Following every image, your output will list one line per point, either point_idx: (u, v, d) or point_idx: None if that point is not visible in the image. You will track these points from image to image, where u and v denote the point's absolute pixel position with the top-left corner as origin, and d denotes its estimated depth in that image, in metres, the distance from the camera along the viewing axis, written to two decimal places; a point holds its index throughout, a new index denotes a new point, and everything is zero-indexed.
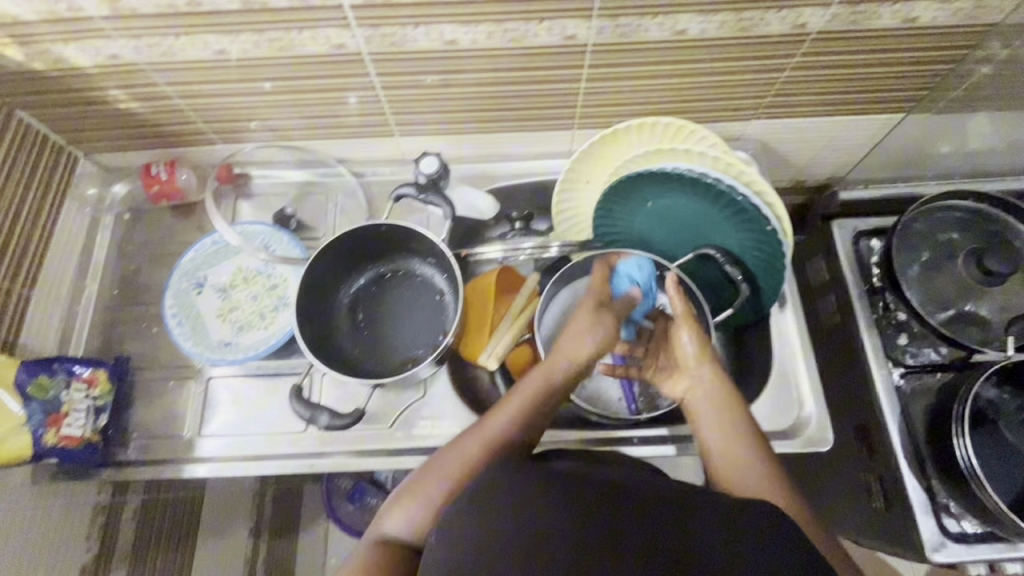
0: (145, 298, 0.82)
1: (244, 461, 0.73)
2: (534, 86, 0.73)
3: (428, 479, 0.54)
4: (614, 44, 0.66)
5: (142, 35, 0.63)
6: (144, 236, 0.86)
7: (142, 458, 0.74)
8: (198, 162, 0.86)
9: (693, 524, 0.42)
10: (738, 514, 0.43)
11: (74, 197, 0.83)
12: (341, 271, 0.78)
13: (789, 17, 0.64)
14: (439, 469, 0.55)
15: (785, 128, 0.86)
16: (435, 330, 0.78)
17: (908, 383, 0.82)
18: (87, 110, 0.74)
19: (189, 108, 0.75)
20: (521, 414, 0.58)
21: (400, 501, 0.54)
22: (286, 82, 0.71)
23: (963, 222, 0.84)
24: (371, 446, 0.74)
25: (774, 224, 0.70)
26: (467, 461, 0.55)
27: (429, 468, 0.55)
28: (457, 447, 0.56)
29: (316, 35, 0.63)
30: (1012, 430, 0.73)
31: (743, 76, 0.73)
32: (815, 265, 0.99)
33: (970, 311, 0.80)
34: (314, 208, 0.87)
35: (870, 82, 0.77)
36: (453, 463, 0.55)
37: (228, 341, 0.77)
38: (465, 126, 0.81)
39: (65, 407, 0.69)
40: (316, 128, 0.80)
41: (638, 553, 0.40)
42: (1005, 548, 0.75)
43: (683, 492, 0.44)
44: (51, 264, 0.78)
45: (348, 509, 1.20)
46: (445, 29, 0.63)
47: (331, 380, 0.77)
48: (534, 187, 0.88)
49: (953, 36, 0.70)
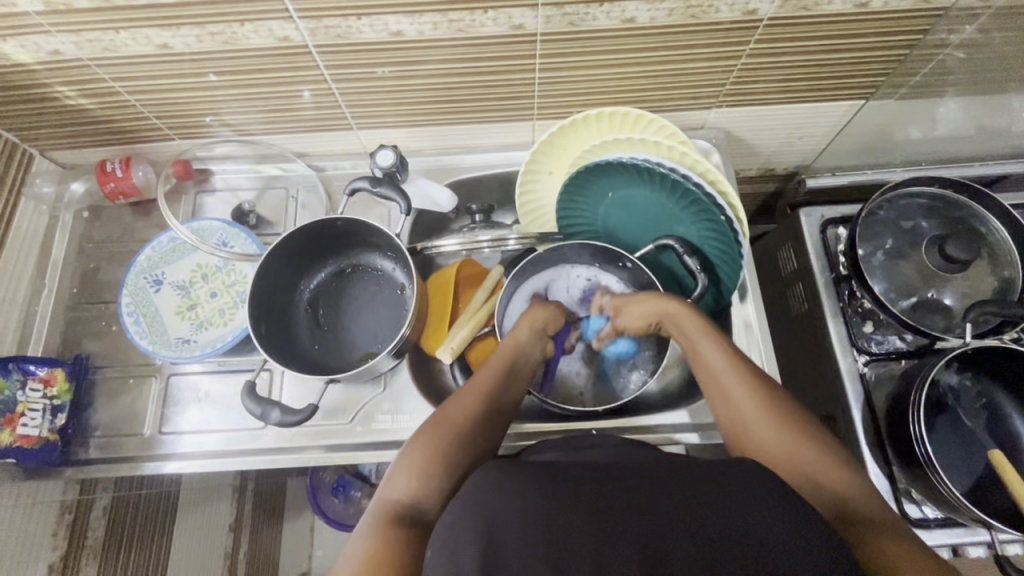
0: (105, 296, 0.82)
1: (203, 457, 0.73)
2: (488, 77, 0.73)
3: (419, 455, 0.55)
4: (564, 33, 0.65)
5: (81, 30, 0.62)
6: (104, 234, 0.85)
7: (101, 457, 0.74)
8: (155, 157, 0.86)
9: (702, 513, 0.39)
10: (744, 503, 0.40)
11: (30, 196, 0.82)
12: (300, 266, 0.78)
13: (739, 3, 0.63)
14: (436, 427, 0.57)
15: (748, 115, 0.85)
16: (394, 325, 0.77)
17: (872, 371, 0.81)
18: (36, 107, 0.73)
19: (141, 103, 0.74)
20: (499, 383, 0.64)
21: (398, 469, 0.54)
22: (235, 76, 0.70)
23: (927, 209, 0.83)
24: (328, 440, 0.74)
25: (729, 214, 0.69)
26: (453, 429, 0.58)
27: (424, 431, 0.57)
28: (453, 405, 0.60)
29: (258, 28, 0.62)
30: (971, 416, 0.74)
31: (700, 64, 0.73)
32: (784, 254, 0.98)
33: (932, 298, 0.79)
34: (276, 203, 0.86)
35: (831, 67, 0.76)
36: (451, 417, 0.58)
37: (186, 338, 0.77)
38: (424, 119, 0.81)
39: (21, 407, 0.69)
40: (273, 123, 0.80)
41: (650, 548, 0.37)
42: (966, 532, 0.74)
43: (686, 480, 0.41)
44: (7, 264, 0.78)
45: (333, 502, 1.21)
46: (390, 20, 0.62)
47: (290, 376, 0.77)
48: (497, 179, 0.87)
49: (909, 19, 0.69)
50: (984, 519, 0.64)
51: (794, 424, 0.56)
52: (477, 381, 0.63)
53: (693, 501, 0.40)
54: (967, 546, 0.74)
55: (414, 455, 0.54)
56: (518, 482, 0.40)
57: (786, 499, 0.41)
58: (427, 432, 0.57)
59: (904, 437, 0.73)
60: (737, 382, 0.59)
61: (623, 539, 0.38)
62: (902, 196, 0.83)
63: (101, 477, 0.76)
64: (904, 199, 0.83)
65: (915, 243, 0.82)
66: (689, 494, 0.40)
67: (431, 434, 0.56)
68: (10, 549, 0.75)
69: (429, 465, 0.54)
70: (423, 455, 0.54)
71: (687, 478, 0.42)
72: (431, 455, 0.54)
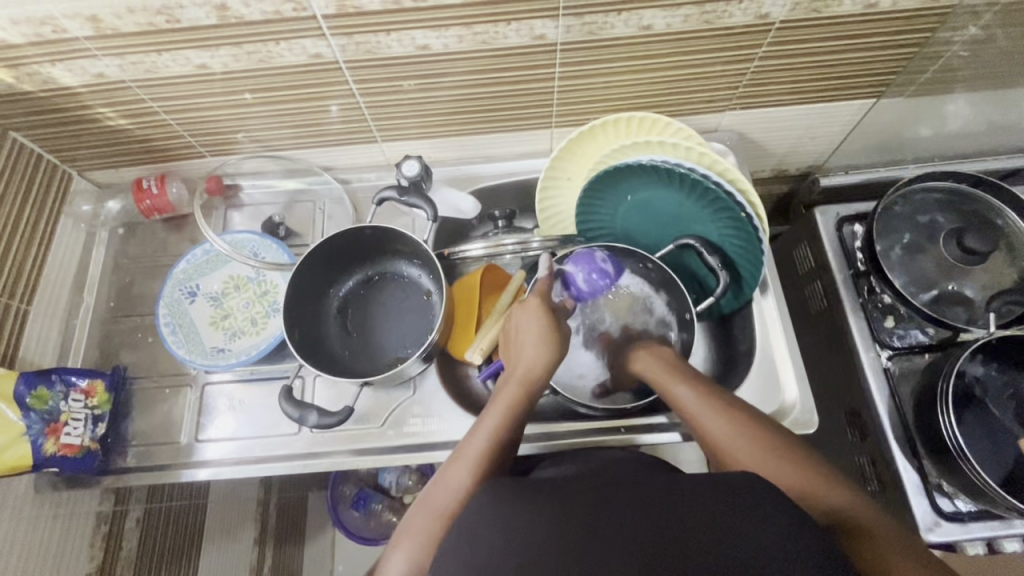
0: (140, 309, 0.84)
1: (239, 465, 0.74)
2: (509, 87, 0.75)
3: (427, 507, 0.54)
4: (583, 42, 0.68)
5: (126, 53, 0.65)
6: (138, 249, 0.88)
7: (139, 466, 0.75)
8: (187, 174, 0.89)
9: (704, 522, 0.43)
10: (742, 505, 0.44)
11: (69, 214, 0.85)
12: (329, 275, 0.80)
13: (751, 8, 0.65)
14: (431, 509, 0.54)
15: (760, 117, 0.87)
16: (422, 330, 0.79)
17: (896, 366, 0.81)
18: (78, 129, 0.77)
19: (177, 122, 0.78)
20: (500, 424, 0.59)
21: (397, 543, 0.53)
22: (267, 93, 0.73)
23: (943, 203, 0.84)
24: (360, 444, 0.75)
25: (749, 210, 0.71)
26: (456, 480, 0.55)
27: (417, 510, 0.55)
28: (444, 481, 0.55)
29: (292, 46, 0.65)
30: (1000, 408, 0.73)
31: (713, 69, 0.75)
32: (800, 253, 0.99)
33: (953, 290, 0.79)
34: (304, 215, 0.89)
35: (840, 68, 0.79)
36: (444, 497, 0.54)
37: (221, 348, 0.79)
38: (447, 129, 0.83)
39: (64, 417, 0.71)
40: (301, 137, 0.83)
41: (649, 549, 0.42)
42: (1002, 525, 0.73)
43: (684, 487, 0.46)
44: (48, 280, 0.81)
45: (354, 516, 1.17)
46: (418, 34, 0.65)
47: (321, 382, 0.78)
48: (517, 186, 0.90)
49: (915, 20, 0.71)
50: (1020, 506, 0.64)
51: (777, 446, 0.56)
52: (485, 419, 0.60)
53: (682, 507, 0.44)
54: (1002, 540, 0.73)
55: (410, 536, 0.53)
56: (517, 497, 0.45)
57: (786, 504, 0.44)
58: (421, 512, 0.54)
59: (933, 429, 0.73)
60: (717, 420, 0.60)
61: (619, 547, 0.42)
62: (916, 191, 0.84)
63: (137, 486, 0.78)
64: (919, 195, 0.84)
65: (933, 237, 0.82)
66: (678, 500, 0.45)
67: (425, 517, 0.53)
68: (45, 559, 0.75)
69: (427, 552, 0.51)
70: (420, 538, 0.52)
71: (680, 488, 0.46)
72: (428, 541, 0.52)
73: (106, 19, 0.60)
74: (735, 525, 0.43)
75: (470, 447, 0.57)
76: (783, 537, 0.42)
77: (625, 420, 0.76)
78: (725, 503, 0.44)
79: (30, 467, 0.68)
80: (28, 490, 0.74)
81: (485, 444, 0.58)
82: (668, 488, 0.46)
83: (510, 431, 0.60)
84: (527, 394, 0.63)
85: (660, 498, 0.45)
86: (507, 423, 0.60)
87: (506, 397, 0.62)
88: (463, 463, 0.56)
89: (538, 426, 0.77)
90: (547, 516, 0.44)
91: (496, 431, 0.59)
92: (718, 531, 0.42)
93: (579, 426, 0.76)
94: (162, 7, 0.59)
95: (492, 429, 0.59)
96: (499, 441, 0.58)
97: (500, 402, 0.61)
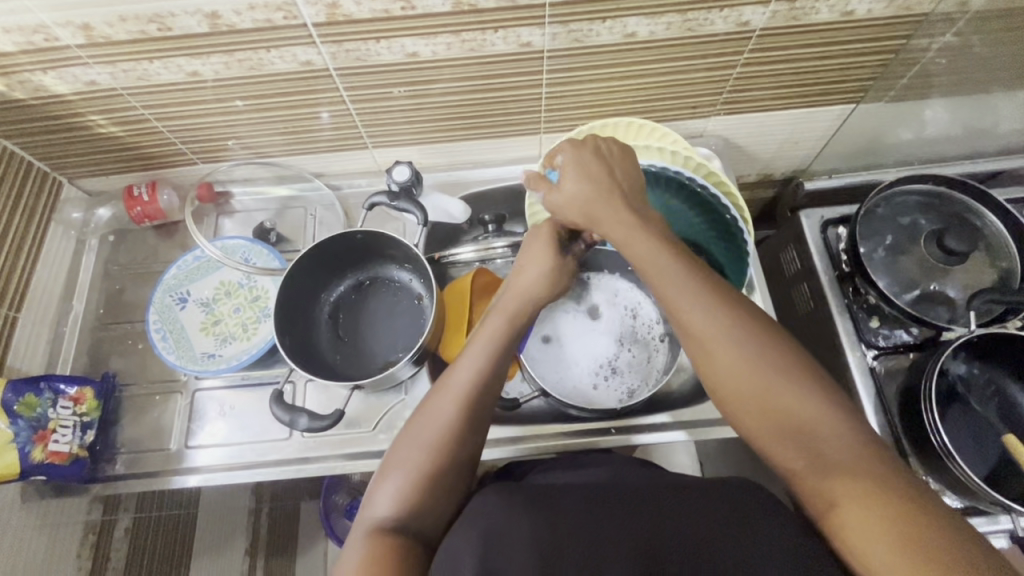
0: (131, 315, 0.84)
1: (229, 471, 0.74)
2: (497, 94, 0.77)
3: (408, 448, 0.54)
4: (570, 49, 0.70)
5: (117, 62, 0.66)
6: (128, 256, 0.88)
7: (128, 473, 0.75)
8: (178, 182, 0.90)
9: (688, 528, 0.44)
10: (726, 514, 0.45)
11: (59, 222, 0.86)
12: (320, 280, 0.81)
13: (732, 15, 0.67)
14: (420, 444, 0.54)
15: (744, 122, 0.89)
16: (413, 334, 0.79)
17: (881, 365, 0.82)
18: (69, 137, 0.78)
19: (168, 130, 0.78)
20: (489, 359, 0.58)
21: (380, 483, 0.54)
22: (258, 100, 0.74)
23: (923, 206, 0.85)
24: (352, 448, 0.75)
25: (734, 213, 0.70)
26: (442, 414, 0.55)
27: (404, 444, 0.55)
28: (429, 415, 0.55)
29: (283, 53, 0.66)
30: (982, 404, 0.75)
31: (696, 76, 0.77)
32: (786, 255, 1.00)
33: (936, 291, 0.81)
34: (294, 221, 0.89)
35: (820, 74, 0.81)
36: (429, 431, 0.54)
37: (212, 353, 0.79)
38: (436, 136, 0.84)
39: (52, 424, 0.70)
40: (291, 144, 0.83)
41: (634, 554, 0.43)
42: (987, 521, 0.73)
43: (673, 494, 0.47)
44: (36, 288, 0.81)
45: (346, 525, 1.14)
46: (407, 42, 0.66)
47: (313, 386, 0.78)
48: (507, 191, 0.91)
49: (890, 27, 0.73)
50: (1004, 501, 0.65)
51: (790, 373, 0.49)
52: (475, 346, 0.58)
53: (677, 512, 0.45)
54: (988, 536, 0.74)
55: (397, 468, 0.53)
56: (514, 499, 0.47)
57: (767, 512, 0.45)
58: (406, 448, 0.54)
59: (919, 426, 0.74)
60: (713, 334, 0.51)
61: (611, 548, 0.43)
62: (897, 194, 0.86)
63: (126, 494, 0.77)
64: (899, 197, 0.85)
65: (914, 238, 0.83)
66: (663, 507, 0.46)
67: (413, 451, 0.54)
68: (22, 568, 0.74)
69: (410, 488, 0.52)
70: (405, 476, 0.53)
71: (665, 494, 0.48)
72: (412, 475, 0.53)
73: (98, 28, 0.61)
74: (723, 529, 0.44)
75: (459, 378, 0.56)
76: (765, 541, 0.43)
77: (615, 420, 0.77)
78: (707, 510, 0.46)
79: (18, 474, 0.68)
80: (14, 499, 0.73)
81: (472, 380, 0.56)
82: (656, 497, 0.47)
83: (500, 361, 0.58)
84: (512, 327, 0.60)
85: (660, 501, 0.46)
86: (494, 365, 0.58)
87: (496, 331, 0.59)
88: (447, 398, 0.56)
89: (529, 427, 0.78)
90: (537, 523, 0.44)
91: (487, 364, 0.57)
92: (700, 536, 0.44)
93: (569, 427, 0.77)
94: (154, 15, 0.60)
95: (481, 364, 0.57)
96: (486, 375, 0.57)
97: (488, 339, 0.59)
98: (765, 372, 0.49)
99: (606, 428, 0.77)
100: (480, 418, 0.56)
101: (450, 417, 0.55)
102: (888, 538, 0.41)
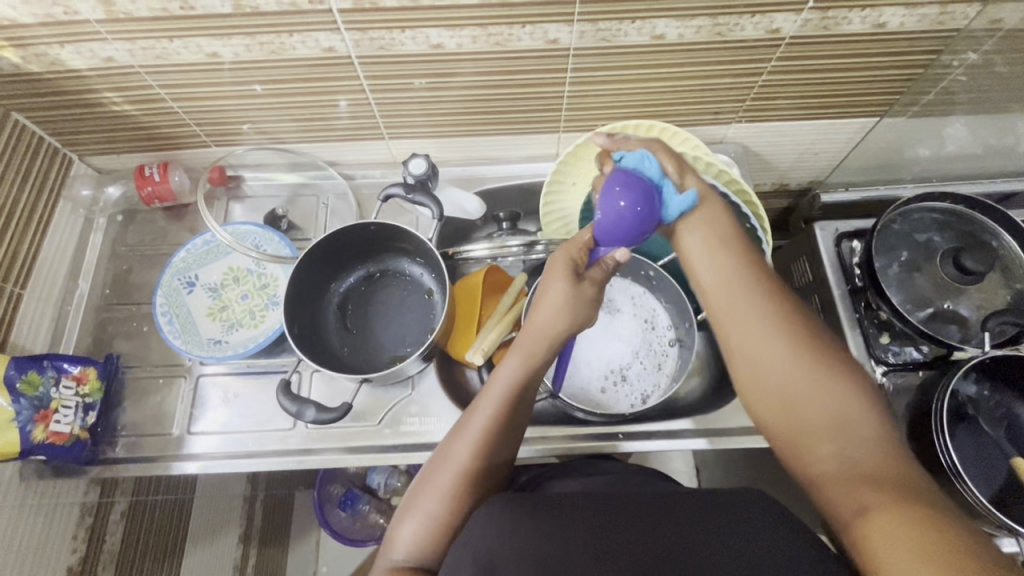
0: (137, 296, 0.83)
1: (231, 459, 0.73)
2: (518, 90, 0.76)
3: (425, 490, 0.53)
4: (596, 49, 0.69)
5: (136, 39, 0.65)
6: (136, 237, 0.87)
7: (129, 456, 0.74)
8: (191, 164, 0.89)
9: (702, 536, 0.42)
10: (741, 524, 0.43)
11: (69, 199, 0.84)
12: (329, 269, 0.79)
13: (763, 22, 0.66)
14: (437, 485, 0.53)
15: (765, 131, 0.89)
16: (423, 329, 0.78)
17: (891, 381, 0.81)
18: (83, 113, 0.76)
19: (184, 111, 0.77)
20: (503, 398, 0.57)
21: (402, 520, 0.53)
22: (276, 85, 0.72)
23: (939, 223, 0.84)
24: (358, 442, 0.74)
25: (752, 220, 0.68)
26: (459, 456, 0.54)
27: (423, 484, 0.54)
28: (449, 454, 0.55)
29: (306, 38, 0.65)
30: (991, 424, 0.74)
31: (721, 80, 0.76)
32: (799, 267, 1.00)
33: (948, 309, 0.80)
34: (306, 209, 0.88)
35: (845, 86, 0.80)
36: (448, 470, 0.54)
37: (218, 339, 0.78)
38: (453, 130, 0.83)
39: (55, 404, 0.69)
40: (307, 132, 0.82)
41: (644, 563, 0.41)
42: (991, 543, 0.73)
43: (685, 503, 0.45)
44: (43, 265, 0.80)
45: (338, 516, 1.13)
46: (433, 33, 0.65)
47: (320, 377, 0.78)
48: (522, 189, 0.90)
49: (922, 41, 0.72)
50: (1012, 525, 0.65)
51: (834, 379, 0.49)
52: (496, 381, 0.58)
53: (694, 526, 0.43)
54: None
55: (416, 509, 0.52)
56: (524, 504, 0.45)
57: (779, 524, 0.43)
58: (426, 488, 0.53)
59: (927, 444, 0.73)
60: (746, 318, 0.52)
61: (622, 561, 0.41)
62: (914, 211, 0.85)
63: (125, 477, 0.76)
64: (916, 213, 0.84)
65: (930, 256, 0.83)
66: (677, 516, 0.44)
67: (429, 495, 0.53)
68: (15, 547, 0.73)
69: (433, 531, 0.51)
70: (427, 518, 0.52)
71: (681, 503, 0.45)
72: (432, 517, 0.52)
73: (120, 3, 0.60)
74: (736, 538, 0.42)
75: (477, 420, 0.56)
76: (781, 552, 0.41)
77: (623, 426, 0.76)
78: (723, 519, 0.43)
79: (17, 453, 0.67)
80: (13, 477, 0.72)
81: (490, 417, 0.56)
82: (669, 506, 0.45)
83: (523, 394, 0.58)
84: (530, 366, 0.59)
85: (673, 513, 0.44)
86: (513, 396, 0.57)
87: (516, 368, 0.58)
88: (467, 438, 0.55)
89: (534, 429, 0.77)
90: (547, 533, 0.43)
91: (504, 400, 0.57)
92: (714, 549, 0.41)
93: (576, 431, 0.76)
94: None
95: (498, 402, 0.57)
96: (504, 413, 0.56)
97: (508, 371, 0.58)
98: (818, 381, 0.49)
99: (614, 433, 0.76)
100: (496, 456, 0.56)
101: (469, 459, 0.54)
102: (908, 540, 0.38)
